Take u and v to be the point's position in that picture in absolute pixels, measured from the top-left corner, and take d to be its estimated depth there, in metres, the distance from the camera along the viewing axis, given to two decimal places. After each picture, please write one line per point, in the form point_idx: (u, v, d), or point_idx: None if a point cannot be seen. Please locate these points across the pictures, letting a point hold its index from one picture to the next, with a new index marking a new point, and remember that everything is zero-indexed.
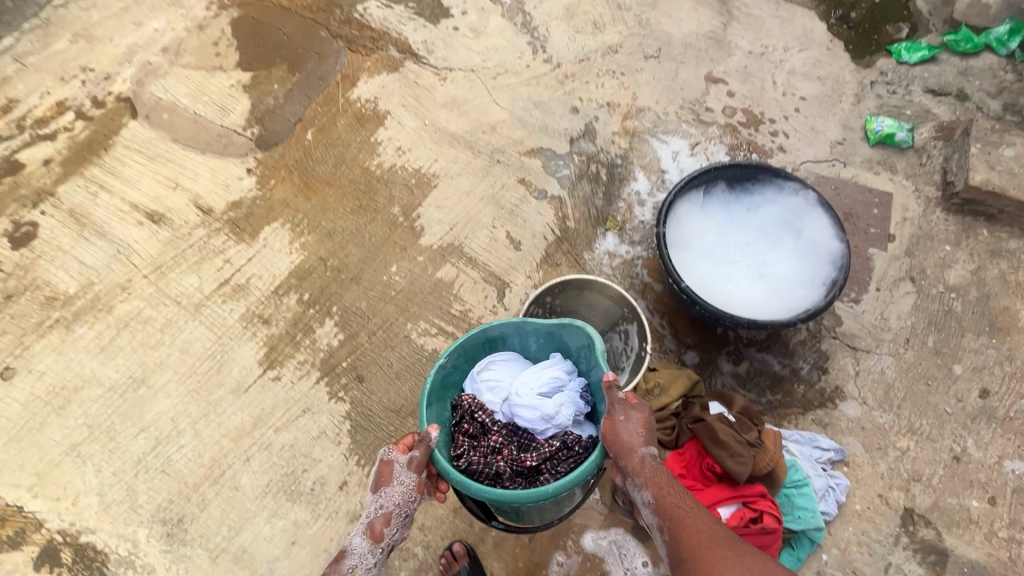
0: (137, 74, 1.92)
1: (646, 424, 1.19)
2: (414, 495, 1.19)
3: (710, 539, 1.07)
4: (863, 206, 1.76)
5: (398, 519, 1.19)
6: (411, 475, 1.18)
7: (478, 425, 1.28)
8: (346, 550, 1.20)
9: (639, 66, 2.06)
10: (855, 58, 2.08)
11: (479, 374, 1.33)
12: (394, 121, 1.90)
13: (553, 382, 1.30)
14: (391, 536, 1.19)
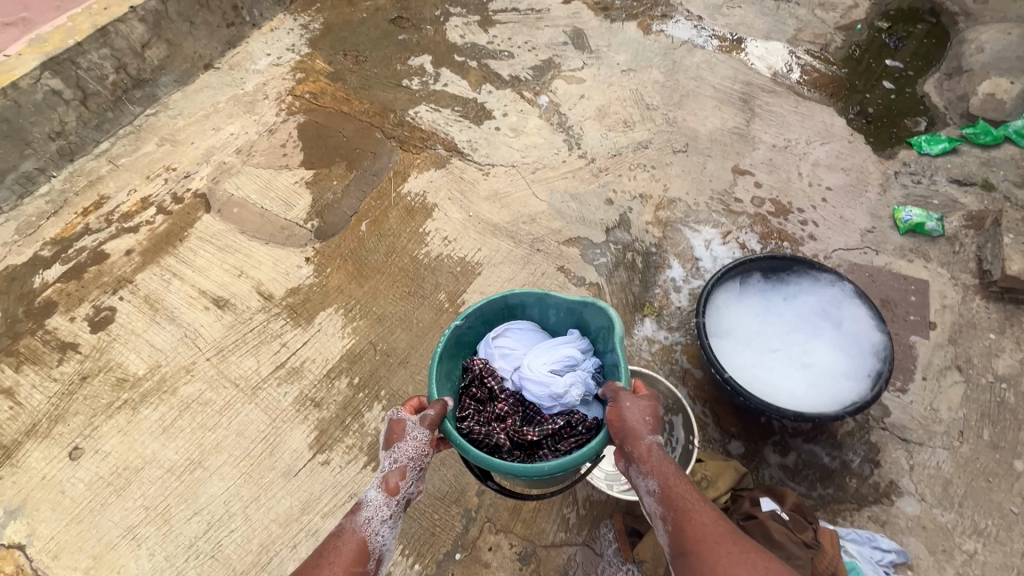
0: (213, 173, 2.14)
1: (653, 411, 1.16)
2: (427, 450, 1.16)
3: (716, 537, 1.02)
4: (900, 294, 1.79)
5: (412, 472, 1.13)
6: (424, 430, 1.17)
7: (486, 391, 1.39)
8: (358, 508, 1.10)
9: (668, 160, 2.20)
10: (877, 150, 2.18)
11: (496, 342, 1.46)
12: (441, 213, 2.04)
13: (565, 360, 1.41)
14: (406, 489, 1.12)
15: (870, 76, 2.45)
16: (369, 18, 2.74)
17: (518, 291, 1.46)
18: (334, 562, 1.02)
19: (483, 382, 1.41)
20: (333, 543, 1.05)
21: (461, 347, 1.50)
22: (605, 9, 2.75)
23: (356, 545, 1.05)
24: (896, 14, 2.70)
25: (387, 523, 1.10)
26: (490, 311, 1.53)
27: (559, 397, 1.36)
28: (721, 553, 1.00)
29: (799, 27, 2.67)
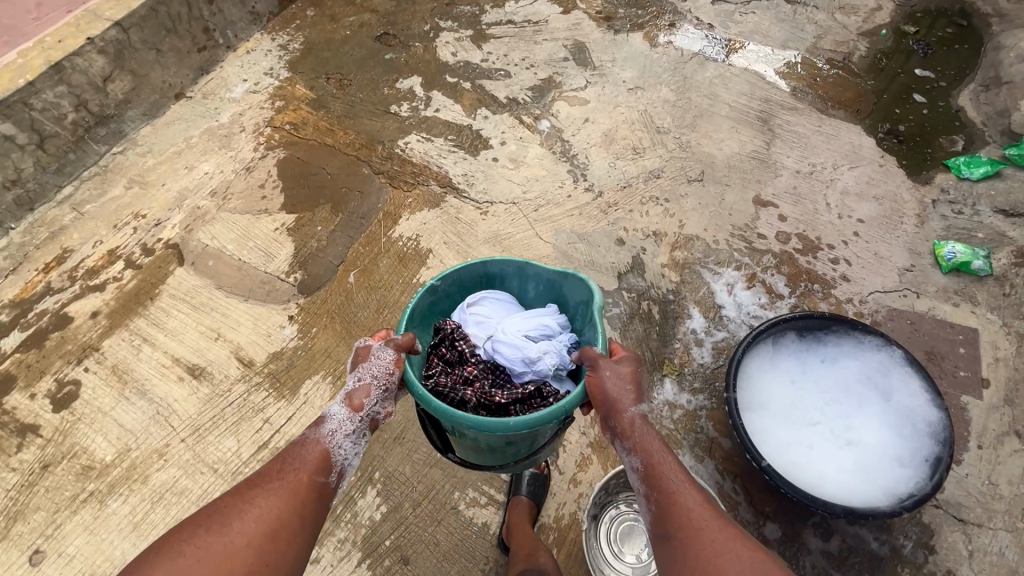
0: (186, 220, 1.96)
1: (635, 383, 1.19)
2: (392, 373, 1.16)
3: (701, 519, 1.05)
4: (946, 344, 1.62)
5: (376, 392, 1.15)
6: (389, 354, 1.16)
7: (456, 353, 1.33)
8: (324, 422, 1.16)
9: (683, 191, 2.01)
10: (911, 174, 2.01)
11: (471, 308, 1.38)
12: (437, 259, 1.87)
13: (541, 329, 1.35)
14: (370, 408, 1.16)
15: (898, 89, 2.27)
16: (353, 35, 2.54)
17: (500, 258, 1.41)
18: (297, 470, 1.08)
19: (454, 343, 1.34)
20: (298, 451, 1.12)
21: (433, 311, 1.43)
22: (607, 19, 2.55)
23: (319, 456, 1.11)
24: (923, 17, 2.50)
25: (350, 439, 1.14)
26: (466, 280, 1.46)
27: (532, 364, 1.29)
28: (705, 535, 1.03)
29: (819, 34, 2.47)
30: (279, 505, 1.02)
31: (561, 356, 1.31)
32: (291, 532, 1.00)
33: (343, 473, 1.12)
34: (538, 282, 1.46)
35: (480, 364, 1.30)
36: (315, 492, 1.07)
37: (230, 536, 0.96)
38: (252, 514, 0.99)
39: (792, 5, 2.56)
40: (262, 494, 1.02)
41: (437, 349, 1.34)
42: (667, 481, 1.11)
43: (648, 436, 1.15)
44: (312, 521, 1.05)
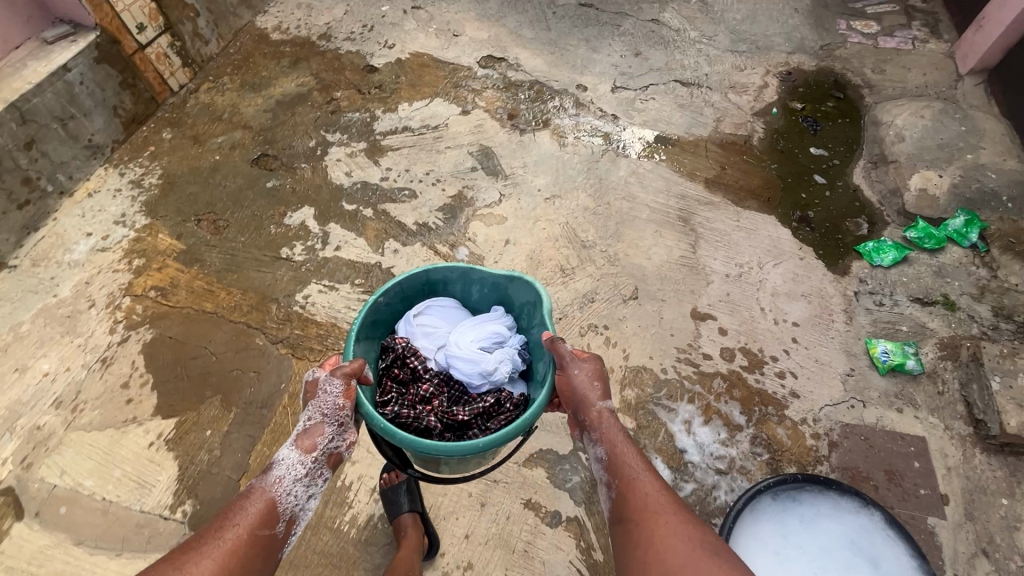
0: (22, 451, 1.52)
1: (601, 377, 1.34)
2: (345, 406, 1.16)
3: (656, 503, 1.14)
4: (901, 459, 1.61)
5: (330, 427, 1.15)
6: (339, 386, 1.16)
7: (406, 368, 1.45)
8: (271, 470, 1.10)
9: (621, 313, 1.89)
10: (829, 265, 2.04)
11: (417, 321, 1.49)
12: (364, 445, 1.60)
13: (493, 337, 1.49)
14: (326, 444, 1.15)
15: (799, 171, 2.33)
16: (225, 160, 2.20)
17: (442, 266, 1.51)
18: (240, 525, 1.02)
19: (404, 363, 1.45)
20: (241, 507, 1.06)
21: (376, 324, 1.50)
22: (511, 117, 2.41)
23: (267, 510, 1.05)
24: (805, 91, 2.62)
25: (302, 482, 1.11)
26: (408, 288, 1.54)
27: (488, 376, 1.44)
28: (659, 519, 1.11)
29: (717, 117, 2.50)
30: (220, 563, 0.95)
31: (514, 362, 1.48)
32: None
33: (296, 521, 1.07)
34: (481, 283, 1.59)
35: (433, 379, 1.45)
36: (259, 547, 1.01)
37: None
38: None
39: (686, 88, 2.59)
40: (191, 559, 0.94)
41: (387, 371, 1.45)
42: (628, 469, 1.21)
43: (612, 426, 1.28)
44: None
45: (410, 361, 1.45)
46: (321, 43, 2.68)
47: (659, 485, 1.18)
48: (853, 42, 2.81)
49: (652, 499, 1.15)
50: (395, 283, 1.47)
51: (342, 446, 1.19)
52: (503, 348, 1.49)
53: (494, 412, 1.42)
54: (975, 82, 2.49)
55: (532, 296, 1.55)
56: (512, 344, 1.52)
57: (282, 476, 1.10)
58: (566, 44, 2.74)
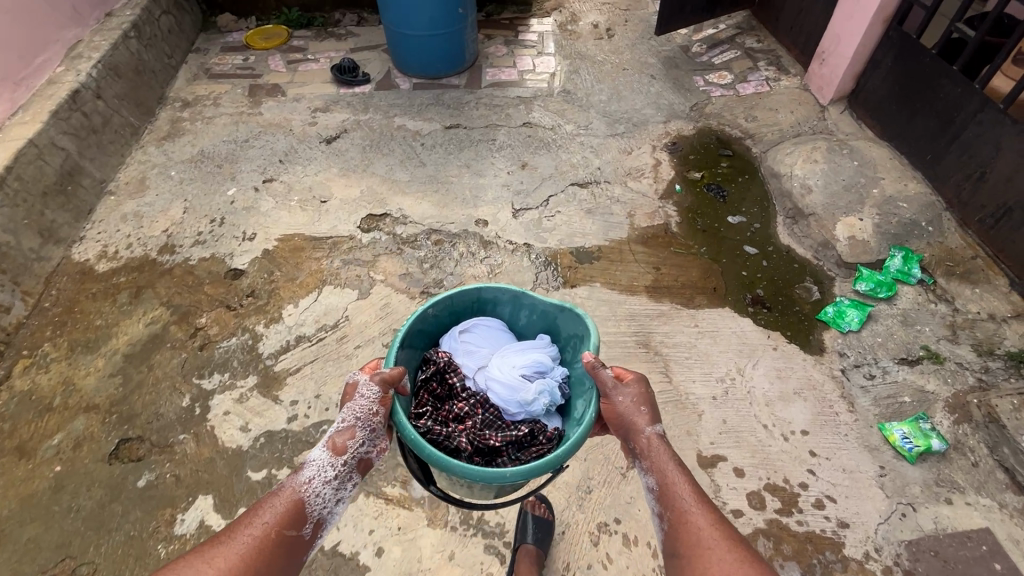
0: None
1: (647, 401, 1.29)
2: (378, 409, 1.21)
3: (708, 539, 1.07)
4: (980, 566, 1.43)
5: (362, 432, 1.19)
6: (376, 390, 1.21)
7: (447, 387, 1.51)
8: (305, 466, 1.16)
9: (627, 492, 1.60)
10: (804, 347, 1.89)
11: (461, 338, 1.56)
12: None
13: (535, 367, 1.50)
14: (355, 448, 1.19)
15: (729, 247, 2.21)
16: (69, 467, 1.65)
17: (494, 286, 1.60)
18: (268, 523, 1.07)
19: (445, 378, 1.51)
20: (272, 505, 1.10)
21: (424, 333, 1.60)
22: (418, 283, 2.10)
23: (295, 509, 1.11)
24: (696, 158, 2.59)
25: (330, 485, 1.15)
26: (457, 304, 1.61)
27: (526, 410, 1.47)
28: (712, 557, 1.05)
29: (628, 211, 2.36)
30: (246, 554, 1.02)
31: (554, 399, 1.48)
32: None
33: (320, 525, 1.12)
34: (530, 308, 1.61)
35: (469, 401, 1.48)
36: (285, 550, 1.06)
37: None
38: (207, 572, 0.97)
39: (587, 190, 2.44)
40: (220, 557, 1.00)
41: (427, 383, 1.51)
42: (680, 501, 1.15)
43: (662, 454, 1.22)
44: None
45: (449, 378, 1.51)
46: (163, 258, 2.21)
47: (713, 518, 1.12)
48: (717, 96, 2.85)
49: (706, 534, 1.09)
50: (444, 297, 1.57)
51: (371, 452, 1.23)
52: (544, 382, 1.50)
53: (527, 442, 1.43)
54: (840, 110, 2.57)
55: (582, 330, 1.56)
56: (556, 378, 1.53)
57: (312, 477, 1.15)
58: (446, 176, 2.51)
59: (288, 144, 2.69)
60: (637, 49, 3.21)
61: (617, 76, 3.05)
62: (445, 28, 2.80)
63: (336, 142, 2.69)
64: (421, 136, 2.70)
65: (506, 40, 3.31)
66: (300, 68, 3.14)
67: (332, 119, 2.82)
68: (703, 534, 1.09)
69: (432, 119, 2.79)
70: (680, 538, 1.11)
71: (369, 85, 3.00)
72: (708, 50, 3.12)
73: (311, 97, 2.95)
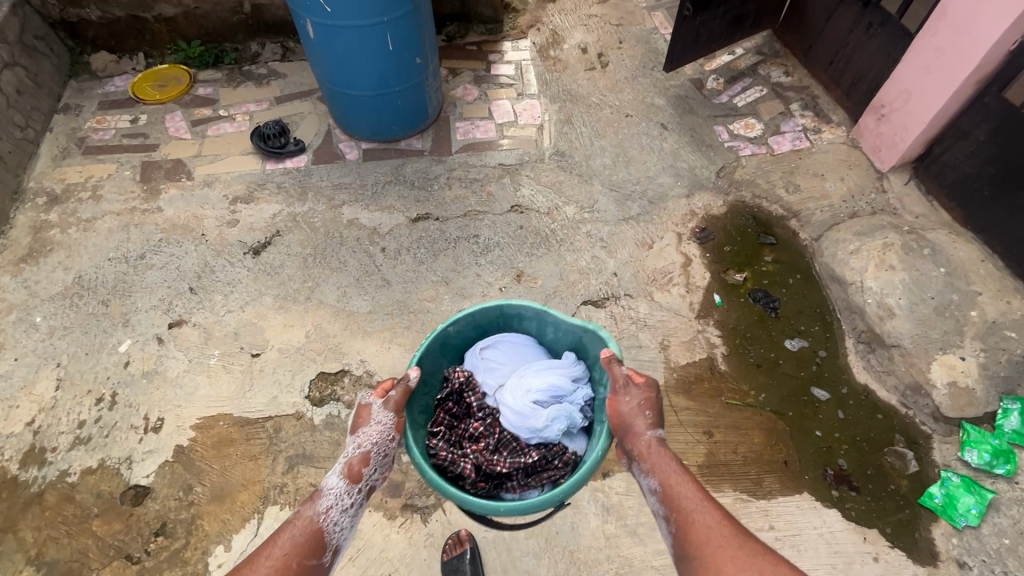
0: None
1: (651, 406, 1.38)
2: (391, 437, 1.33)
3: (718, 534, 1.17)
4: None
5: (375, 459, 1.31)
6: (388, 415, 1.34)
7: (462, 407, 1.56)
8: (320, 496, 1.27)
9: None
10: (912, 553, 1.47)
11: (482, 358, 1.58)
12: None
13: (552, 391, 1.50)
14: (368, 476, 1.31)
15: (792, 390, 1.74)
16: None
17: (518, 303, 1.61)
18: (288, 550, 1.19)
19: (462, 398, 1.56)
20: (294, 529, 1.23)
21: (448, 348, 1.65)
22: (397, 489, 1.56)
23: (314, 537, 1.22)
24: (732, 251, 2.06)
25: (346, 511, 1.28)
26: (484, 321, 1.69)
27: (537, 431, 1.45)
28: (720, 550, 1.15)
29: (660, 340, 1.83)
30: None
31: (567, 422, 1.46)
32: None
33: (337, 547, 1.24)
34: (555, 327, 1.64)
35: (484, 420, 1.53)
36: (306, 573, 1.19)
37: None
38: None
39: (605, 309, 1.90)
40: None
41: (444, 402, 1.57)
42: (684, 500, 1.25)
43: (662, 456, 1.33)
44: None
45: (467, 397, 1.56)
46: (27, 475, 1.57)
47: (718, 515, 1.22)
48: (748, 155, 2.30)
49: (714, 531, 1.19)
50: (467, 314, 1.60)
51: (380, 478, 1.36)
52: (559, 405, 1.49)
53: (539, 468, 1.45)
54: (904, 180, 2.08)
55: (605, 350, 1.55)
56: (574, 402, 1.52)
57: (332, 505, 1.27)
58: (419, 301, 1.91)
59: (200, 258, 2.01)
60: (639, 86, 2.60)
61: (620, 127, 2.45)
62: (398, 84, 2.12)
63: (267, 252, 2.02)
64: (380, 236, 2.06)
65: (475, 77, 2.64)
66: (210, 132, 2.40)
67: (259, 213, 2.13)
68: (709, 530, 1.19)
69: (393, 208, 2.15)
70: (688, 536, 1.21)
71: (307, 153, 2.31)
72: (727, 86, 2.54)
73: (228, 178, 2.23)
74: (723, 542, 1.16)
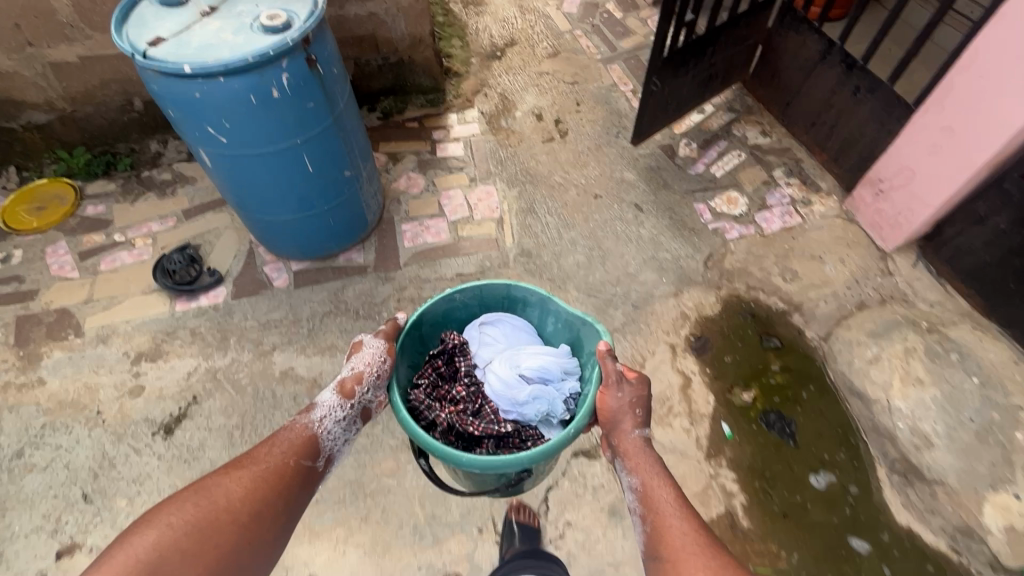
0: None
1: (642, 405, 1.28)
2: (384, 359, 1.31)
3: (689, 543, 1.07)
4: None
5: (368, 378, 1.29)
6: (379, 344, 1.33)
7: (451, 368, 1.42)
8: (315, 408, 1.28)
9: None
10: None
11: (481, 330, 1.46)
12: None
13: (542, 373, 1.36)
14: (361, 394, 1.30)
15: (827, 542, 1.49)
16: None
17: (524, 287, 1.46)
18: (283, 450, 1.20)
19: (452, 359, 1.42)
20: (289, 433, 1.24)
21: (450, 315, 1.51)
22: None
23: (309, 442, 1.23)
24: (735, 361, 1.80)
25: (339, 424, 1.28)
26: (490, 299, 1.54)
27: (515, 404, 1.30)
28: (690, 559, 1.05)
29: None
30: (268, 474, 1.15)
31: (548, 406, 1.32)
32: (278, 506, 1.12)
33: (331, 455, 1.25)
34: (557, 317, 1.49)
35: (468, 386, 1.39)
36: (299, 474, 1.19)
37: (214, 504, 1.06)
38: (241, 487, 1.10)
39: (600, 458, 1.60)
40: (245, 472, 1.13)
41: (433, 358, 1.43)
42: (661, 506, 1.16)
43: (647, 456, 1.24)
44: (292, 498, 1.16)
45: (459, 359, 1.43)
46: None
47: (695, 526, 1.12)
48: (736, 238, 2.04)
49: (686, 539, 1.09)
50: (475, 285, 1.47)
51: (374, 401, 1.33)
52: (545, 388, 1.35)
53: (508, 439, 1.32)
54: (911, 260, 1.87)
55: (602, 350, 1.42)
56: (560, 389, 1.37)
57: (324, 416, 1.27)
58: (376, 477, 1.56)
59: (95, 448, 1.60)
60: (605, 157, 2.32)
61: (589, 212, 2.16)
62: (327, 201, 1.76)
63: (180, 430, 1.64)
64: (321, 390, 1.70)
65: (419, 162, 2.31)
66: (104, 265, 1.98)
67: (168, 374, 1.74)
68: (682, 536, 1.09)
69: (335, 349, 1.79)
70: (661, 540, 1.11)
71: (225, 284, 1.92)
72: (701, 152, 2.28)
73: (128, 329, 1.83)
74: (695, 548, 1.06)
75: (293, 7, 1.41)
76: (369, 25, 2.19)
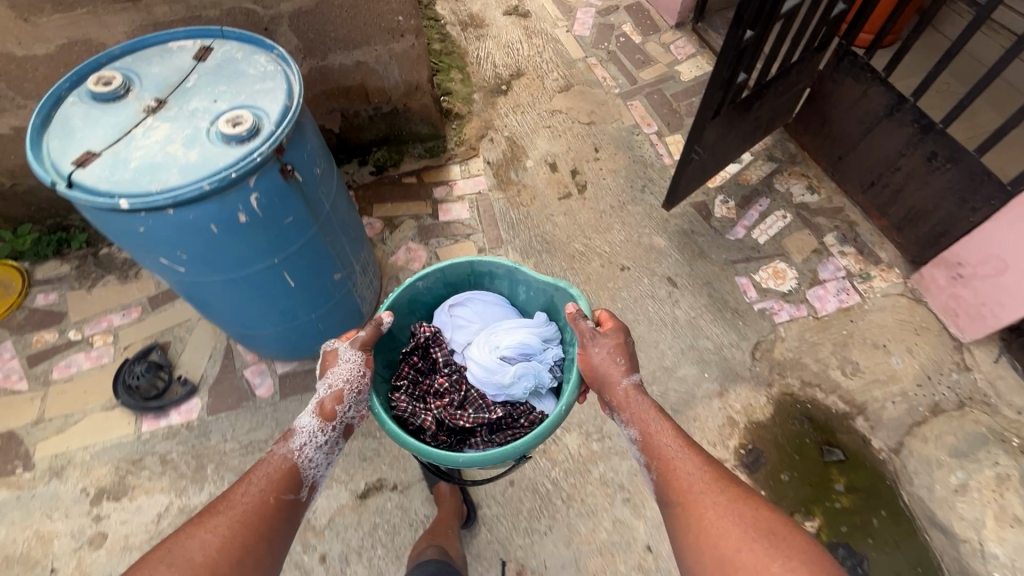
0: None
1: (625, 354, 1.17)
2: (366, 370, 1.13)
3: (699, 484, 0.97)
4: None
5: (351, 395, 1.10)
6: (358, 352, 1.14)
7: (428, 359, 1.36)
8: (291, 434, 1.06)
9: None
10: None
11: (451, 314, 1.39)
12: None
13: (521, 348, 1.28)
14: (344, 413, 1.10)
15: None
16: None
17: (488, 259, 1.39)
18: (263, 487, 0.98)
19: (427, 353, 1.34)
20: (265, 467, 1.01)
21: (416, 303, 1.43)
22: None
23: (290, 474, 1.01)
24: (793, 481, 1.56)
25: (322, 450, 1.06)
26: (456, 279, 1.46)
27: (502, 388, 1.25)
28: (700, 500, 0.95)
29: None
30: (247, 516, 0.93)
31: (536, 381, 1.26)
32: (262, 553, 0.90)
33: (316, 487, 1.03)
34: (528, 285, 1.42)
35: (449, 373, 1.32)
36: (284, 509, 0.97)
37: (188, 564, 0.85)
38: (217, 537, 0.88)
39: None
40: (217, 518, 0.91)
41: (408, 356, 1.35)
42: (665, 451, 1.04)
43: (641, 403, 1.11)
44: (279, 537, 0.94)
45: (433, 349, 1.35)
46: None
47: (704, 464, 1.00)
48: (786, 321, 1.78)
49: (696, 481, 0.98)
50: (436, 267, 1.39)
51: (357, 416, 1.14)
52: (528, 363, 1.28)
53: (504, 425, 1.27)
54: (992, 355, 1.66)
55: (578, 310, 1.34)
56: (545, 359, 1.30)
57: (304, 444, 1.05)
58: None
59: None
60: (630, 218, 2.04)
61: (616, 288, 1.89)
62: (315, 310, 1.49)
63: None
64: (315, 535, 1.46)
65: (420, 229, 2.03)
66: (56, 373, 1.70)
67: (134, 517, 1.49)
68: (692, 479, 0.98)
69: (330, 478, 1.54)
70: (670, 487, 0.99)
71: (199, 395, 1.66)
72: (740, 211, 2.00)
73: (86, 458, 1.56)
74: (704, 488, 0.96)
75: (260, 102, 1.12)
76: (357, 74, 1.87)
